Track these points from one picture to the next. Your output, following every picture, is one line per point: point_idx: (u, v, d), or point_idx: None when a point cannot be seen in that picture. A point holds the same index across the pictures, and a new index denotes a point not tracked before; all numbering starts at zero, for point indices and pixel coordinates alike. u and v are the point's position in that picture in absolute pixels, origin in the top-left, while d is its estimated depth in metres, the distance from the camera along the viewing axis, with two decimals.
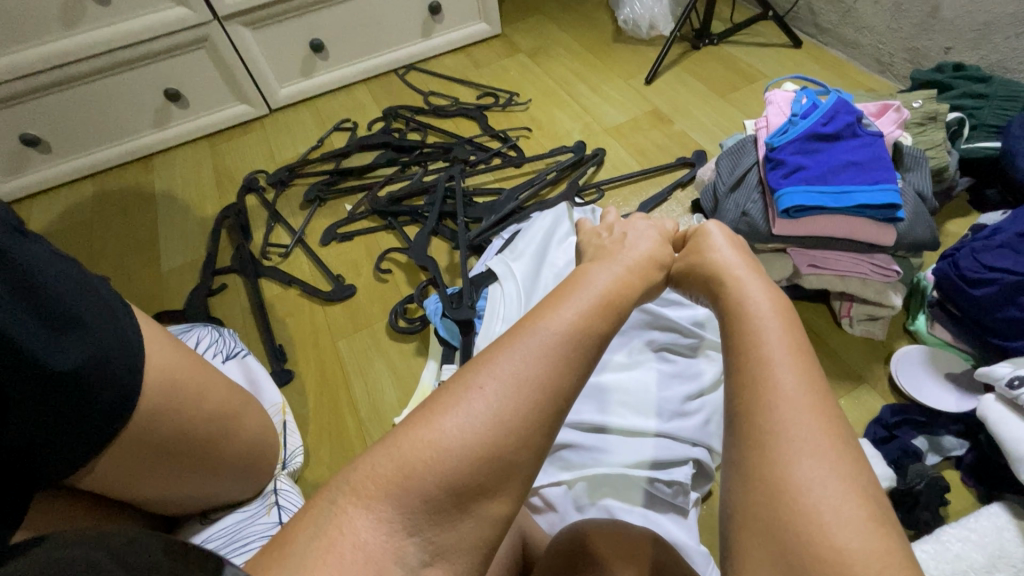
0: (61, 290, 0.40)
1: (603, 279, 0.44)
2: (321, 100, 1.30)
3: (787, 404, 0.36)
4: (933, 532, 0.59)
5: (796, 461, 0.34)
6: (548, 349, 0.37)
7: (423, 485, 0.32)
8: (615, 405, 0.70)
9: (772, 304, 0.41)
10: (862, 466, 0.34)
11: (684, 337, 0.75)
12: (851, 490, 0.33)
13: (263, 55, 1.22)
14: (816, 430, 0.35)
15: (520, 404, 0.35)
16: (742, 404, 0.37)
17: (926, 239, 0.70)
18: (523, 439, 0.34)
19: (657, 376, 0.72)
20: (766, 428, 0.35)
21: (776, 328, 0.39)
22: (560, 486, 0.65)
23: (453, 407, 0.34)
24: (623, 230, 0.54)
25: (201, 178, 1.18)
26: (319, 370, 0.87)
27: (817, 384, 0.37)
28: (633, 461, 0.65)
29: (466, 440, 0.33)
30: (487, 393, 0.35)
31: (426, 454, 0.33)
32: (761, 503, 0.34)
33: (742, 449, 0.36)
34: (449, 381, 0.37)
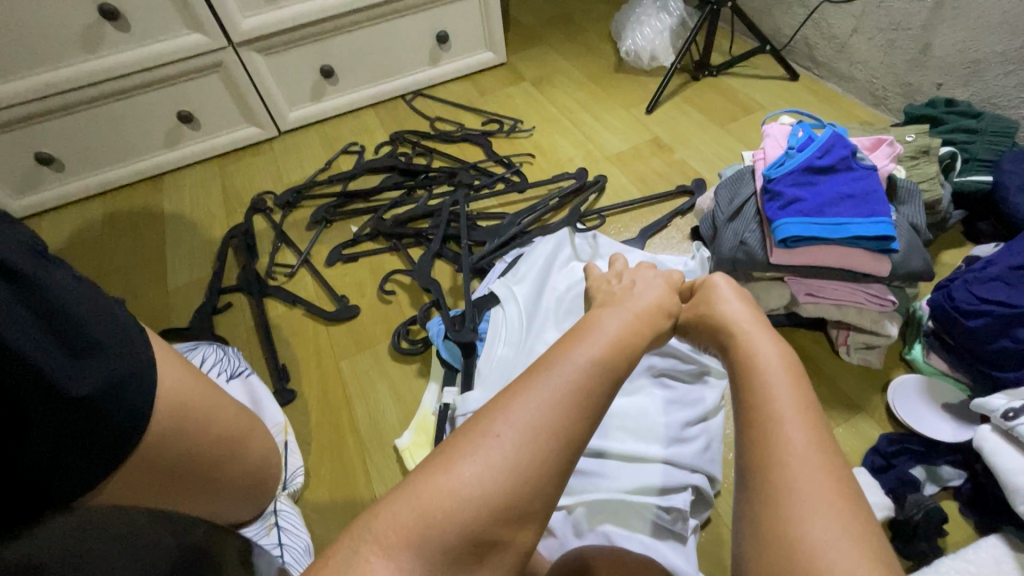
0: (82, 314, 0.41)
1: (614, 324, 0.45)
2: (330, 123, 1.34)
3: (798, 462, 0.37)
4: (932, 563, 0.59)
5: (810, 521, 0.35)
6: (563, 398, 0.38)
7: (443, 534, 0.34)
8: (615, 430, 0.71)
9: (781, 359, 0.43)
10: (869, 519, 0.35)
11: (685, 363, 0.76)
12: (864, 551, 0.33)
13: (275, 79, 1.25)
14: (826, 488, 0.36)
15: (535, 453, 0.36)
16: (753, 459, 0.39)
17: (922, 270, 0.71)
18: (538, 488, 0.36)
19: (658, 402, 0.73)
20: (778, 484, 0.36)
21: (785, 383, 0.41)
22: (560, 511, 0.65)
23: (470, 454, 0.35)
24: (632, 278, 0.56)
25: (210, 198, 1.21)
26: (321, 388, 0.88)
27: (826, 441, 0.38)
28: (637, 488, 0.66)
29: (484, 490, 0.34)
30: (506, 441, 0.36)
31: (445, 503, 0.34)
32: (772, 559, 0.35)
33: (755, 506, 0.37)
34: (464, 426, 0.38)
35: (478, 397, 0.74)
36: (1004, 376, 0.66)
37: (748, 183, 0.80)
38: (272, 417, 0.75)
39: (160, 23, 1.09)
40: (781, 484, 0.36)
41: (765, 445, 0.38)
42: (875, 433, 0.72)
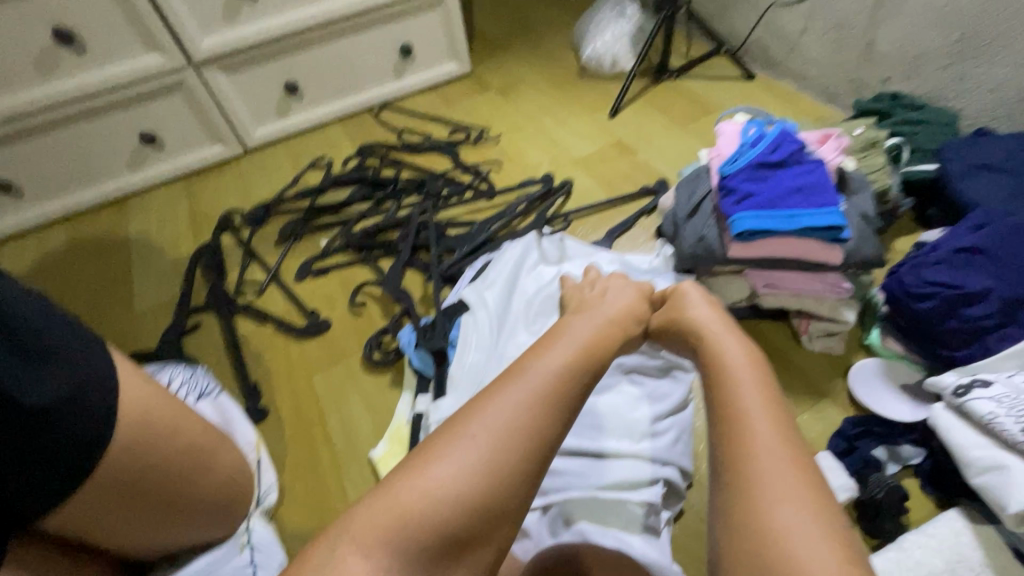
0: (39, 326, 0.41)
1: (585, 330, 0.46)
2: (296, 139, 1.33)
3: (765, 451, 0.38)
4: (896, 540, 0.61)
5: (778, 507, 0.35)
6: (536, 401, 0.38)
7: (419, 533, 0.34)
8: (588, 430, 0.71)
9: (747, 358, 0.44)
10: (832, 505, 0.36)
11: (652, 359, 0.77)
12: (830, 534, 0.34)
13: (238, 97, 1.24)
14: (792, 476, 0.36)
15: (509, 455, 0.36)
16: (722, 451, 0.39)
17: (873, 257, 0.74)
18: (512, 490, 0.36)
19: (626, 400, 0.74)
20: (746, 473, 0.37)
21: (751, 380, 0.42)
22: (536, 512, 0.66)
23: (445, 456, 0.36)
24: (604, 285, 0.57)
25: (176, 218, 1.19)
26: (294, 404, 0.87)
27: (791, 433, 0.39)
28: (609, 484, 0.66)
29: (459, 490, 0.35)
30: (479, 441, 0.36)
31: (421, 503, 0.34)
32: (743, 546, 0.35)
33: (726, 497, 0.38)
34: (440, 430, 0.38)
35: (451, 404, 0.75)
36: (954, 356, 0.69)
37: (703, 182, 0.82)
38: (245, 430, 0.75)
39: (118, 44, 1.09)
40: (747, 472, 0.37)
41: (731, 436, 0.39)
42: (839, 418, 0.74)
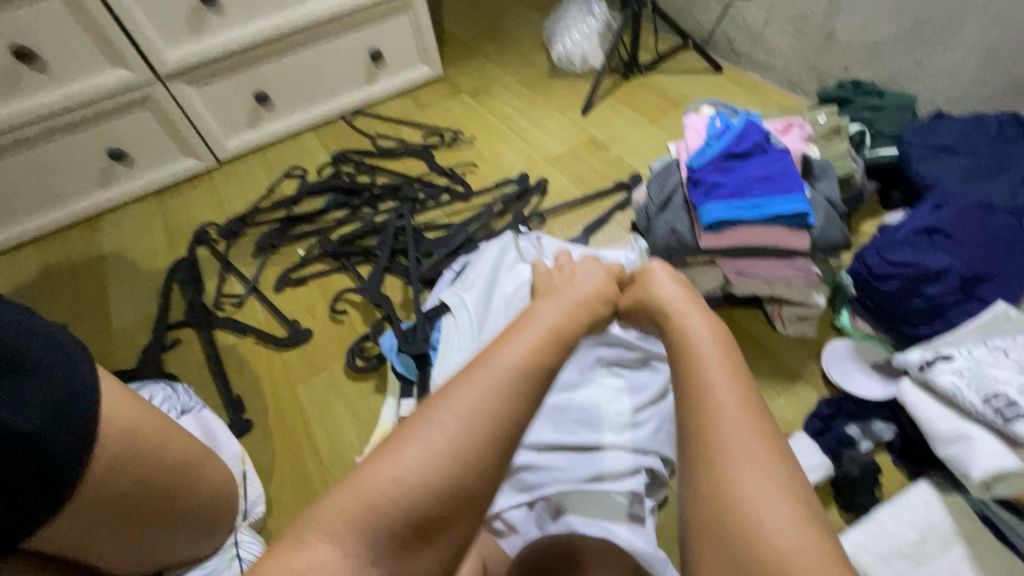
0: (15, 352, 0.41)
1: (552, 313, 0.47)
2: (270, 149, 1.32)
3: (727, 420, 0.38)
4: (869, 514, 0.63)
5: (738, 474, 0.36)
6: (503, 385, 0.39)
7: (388, 517, 0.35)
8: (569, 423, 0.72)
9: (710, 332, 0.45)
10: (793, 468, 0.37)
11: (631, 351, 0.78)
12: (787, 498, 0.35)
13: (208, 109, 1.23)
14: (753, 443, 0.37)
15: (476, 439, 0.37)
16: (686, 424, 0.40)
17: (838, 241, 0.77)
18: (481, 473, 0.37)
19: (606, 392, 0.75)
20: (709, 443, 0.38)
21: (714, 353, 0.43)
22: (521, 509, 0.67)
23: (412, 442, 0.36)
24: (573, 270, 0.58)
25: (150, 235, 1.18)
26: (278, 414, 0.87)
27: (754, 402, 0.40)
28: (592, 476, 0.68)
29: (426, 474, 0.36)
30: (446, 427, 0.37)
31: (389, 488, 0.35)
32: (707, 512, 0.36)
33: (692, 468, 0.38)
34: (408, 418, 0.39)
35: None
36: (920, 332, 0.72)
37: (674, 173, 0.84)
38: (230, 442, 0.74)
39: (83, 60, 1.07)
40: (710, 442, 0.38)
41: (694, 408, 0.40)
42: (815, 399, 0.76)
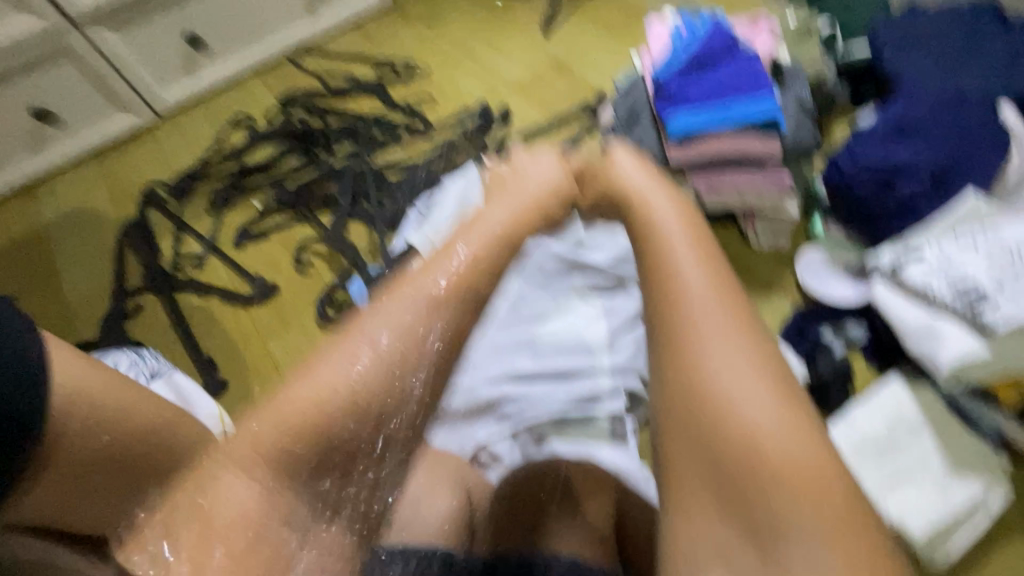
0: None
1: (493, 222, 0.44)
2: (213, 98, 1.23)
3: (697, 308, 0.34)
4: (843, 412, 0.67)
5: (712, 368, 0.32)
6: (412, 313, 0.41)
7: (302, 442, 0.37)
8: (543, 351, 0.75)
9: (676, 217, 0.40)
10: (779, 365, 0.32)
11: (605, 277, 0.78)
12: (768, 388, 0.31)
13: (136, 57, 1.12)
14: (726, 330, 0.33)
15: (383, 362, 0.40)
16: (654, 318, 0.36)
17: (808, 146, 0.76)
18: (389, 391, 0.40)
19: (580, 319, 0.76)
20: (679, 336, 0.34)
21: (682, 241, 0.38)
22: (507, 441, 0.67)
23: (322, 365, 0.39)
24: (514, 160, 0.50)
25: (96, 198, 1.11)
26: (255, 371, 0.86)
27: (728, 289, 0.35)
28: (566, 405, 0.70)
29: (337, 395, 0.38)
30: (374, 335, 0.40)
31: (304, 412, 0.37)
32: (680, 411, 0.32)
33: (661, 364, 0.34)
34: (325, 341, 0.41)
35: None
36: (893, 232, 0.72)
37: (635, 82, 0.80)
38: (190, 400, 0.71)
39: None
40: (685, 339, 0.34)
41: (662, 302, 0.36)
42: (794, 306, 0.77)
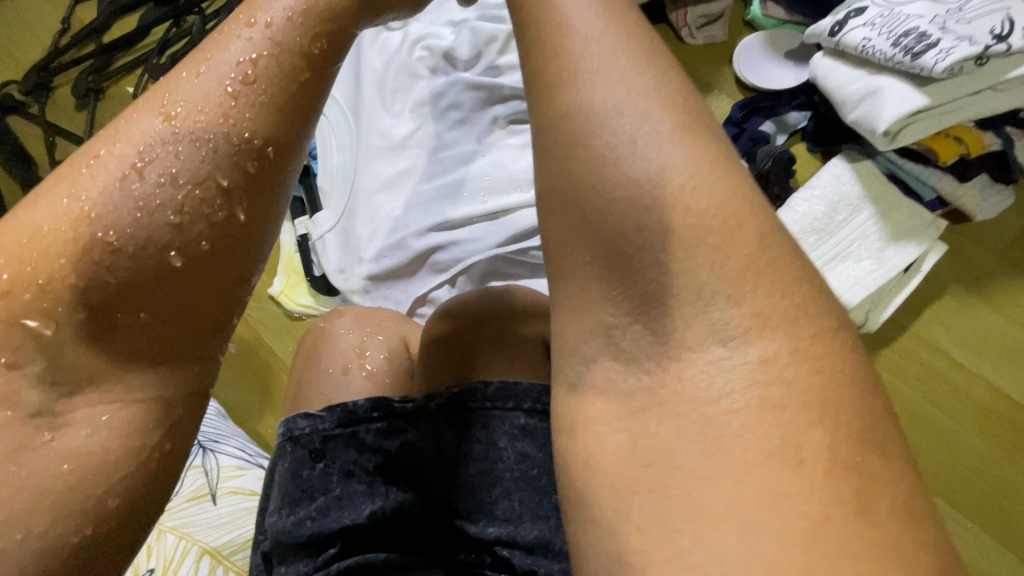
0: (204, 282, 0.60)
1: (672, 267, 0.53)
2: (404, 85, 1.72)
3: (804, 385, 0.48)
4: (920, 261, 1.51)
5: (801, 436, 0.47)
6: (599, 341, 0.55)
7: (466, 331, 1.09)
8: (870, 111, 1.40)
9: (789, 298, 0.51)
10: (843, 459, 0.46)
11: (899, 92, 1.36)
12: (835, 461, 0.46)
13: (369, 73, 1.74)
14: (818, 408, 0.47)
15: (588, 384, 0.55)
16: (767, 383, 0.49)
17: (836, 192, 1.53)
18: (591, 402, 0.54)
19: (886, 91, 1.37)
20: (783, 405, 0.48)
21: (794, 324, 0.50)
22: (458, 277, 1.57)
23: (571, 366, 0.56)
24: (665, 180, 0.54)
25: (332, 175, 1.71)
26: (443, 336, 1.11)
27: (825, 381, 0.49)
28: (907, 108, 1.34)
29: (570, 388, 0.56)
30: (591, 360, 0.55)
31: (472, 318, 1.10)
32: (769, 461, 0.46)
33: (761, 416, 0.48)
34: (560, 332, 0.58)
35: (530, 276, 1.56)
36: (858, 361, 0.51)
37: (858, 41, 1.41)
38: (376, 276, 1.61)
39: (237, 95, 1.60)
40: (817, 382, 0.48)
41: (809, 350, 0.50)
42: (942, 301, 1.53)
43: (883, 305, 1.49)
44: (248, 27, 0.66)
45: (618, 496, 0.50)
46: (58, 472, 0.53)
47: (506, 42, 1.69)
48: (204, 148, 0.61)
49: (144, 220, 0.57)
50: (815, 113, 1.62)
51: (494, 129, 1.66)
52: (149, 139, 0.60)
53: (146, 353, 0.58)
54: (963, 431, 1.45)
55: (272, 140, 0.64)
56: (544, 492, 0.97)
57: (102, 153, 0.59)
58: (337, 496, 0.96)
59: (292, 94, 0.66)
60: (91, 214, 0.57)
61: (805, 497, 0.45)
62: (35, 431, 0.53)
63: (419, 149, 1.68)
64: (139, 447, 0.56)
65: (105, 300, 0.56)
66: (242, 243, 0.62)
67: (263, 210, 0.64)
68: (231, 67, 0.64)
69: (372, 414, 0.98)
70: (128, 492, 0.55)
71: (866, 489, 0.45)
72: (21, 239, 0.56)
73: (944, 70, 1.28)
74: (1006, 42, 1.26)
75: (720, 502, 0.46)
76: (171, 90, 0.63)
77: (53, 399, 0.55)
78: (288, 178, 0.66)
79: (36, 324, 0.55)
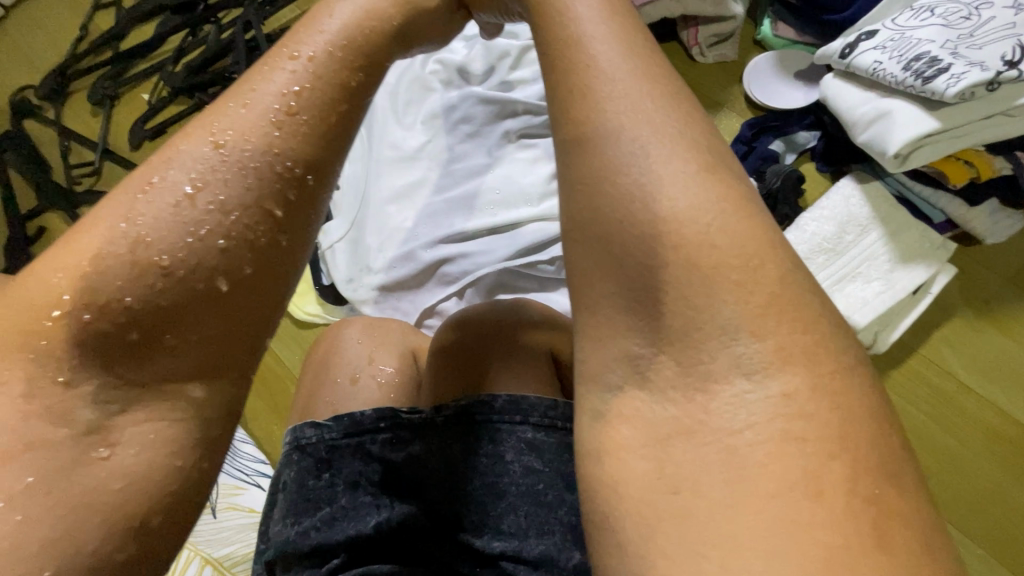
0: (246, 304, 0.63)
1: (695, 299, 0.55)
2: (417, 98, 1.77)
3: (823, 418, 0.50)
4: (930, 285, 1.52)
5: (822, 468, 0.48)
6: (624, 371, 0.58)
7: (476, 344, 1.11)
8: (881, 134, 1.42)
9: (806, 331, 0.53)
10: (861, 492, 0.47)
11: (911, 116, 1.38)
12: (855, 493, 0.47)
13: (384, 87, 1.79)
14: (837, 441, 0.49)
15: (613, 412, 0.57)
16: (789, 417, 0.50)
17: (847, 213, 1.54)
18: (616, 430, 0.56)
19: (897, 114, 1.40)
20: (804, 438, 0.49)
21: (811, 356, 0.52)
22: (466, 290, 1.59)
23: (598, 394, 0.59)
24: (686, 213, 0.56)
25: (348, 187, 1.74)
26: (452, 350, 1.12)
27: (842, 414, 0.50)
28: (918, 131, 1.36)
29: (595, 417, 0.58)
30: (615, 388, 0.58)
31: (481, 331, 1.12)
32: (792, 493, 0.48)
33: (783, 449, 0.49)
34: (587, 361, 0.61)
35: (539, 288, 1.58)
36: (872, 393, 0.53)
37: (870, 63, 1.44)
38: (386, 286, 1.63)
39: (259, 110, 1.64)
40: (835, 417, 0.50)
41: (827, 385, 0.51)
42: (951, 325, 1.54)
43: (893, 326, 1.50)
44: (292, 60, 0.71)
45: (643, 522, 0.51)
46: (109, 490, 0.55)
47: (519, 58, 1.74)
48: (251, 175, 0.64)
49: (195, 244, 0.60)
50: (826, 133, 1.64)
51: (505, 142, 1.70)
52: (199, 166, 0.63)
53: (192, 371, 0.60)
54: (973, 456, 1.45)
55: (312, 167, 0.67)
56: (550, 507, 0.96)
57: (155, 180, 0.63)
58: (343, 506, 0.98)
59: (332, 124, 0.69)
60: (146, 239, 0.60)
61: (825, 526, 0.46)
62: (87, 448, 0.56)
63: (430, 161, 1.71)
64: (183, 465, 0.59)
65: (155, 321, 0.59)
66: (281, 266, 0.65)
67: (300, 235, 0.67)
68: (275, 98, 0.67)
69: (378, 425, 0.99)
70: (171, 507, 0.57)
71: (886, 520, 0.47)
72: (80, 262, 0.59)
73: (955, 95, 1.30)
74: (1017, 69, 1.27)
75: (742, 529, 0.47)
76: (219, 119, 0.66)
77: (104, 416, 0.57)
78: (325, 203, 0.70)
79: (92, 345, 0.57)
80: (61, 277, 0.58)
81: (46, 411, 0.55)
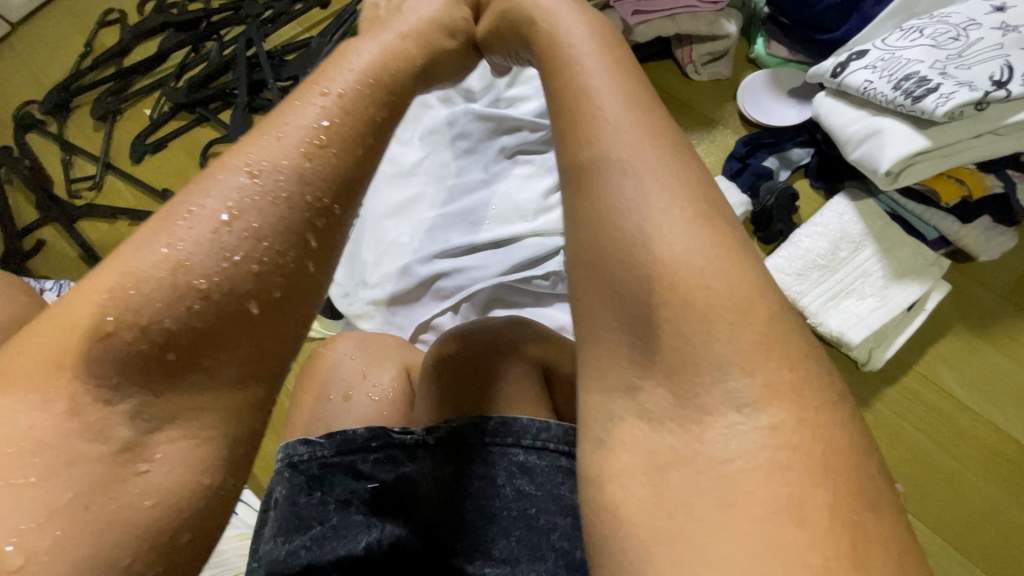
0: (274, 326, 0.66)
1: (689, 326, 0.58)
2: (417, 114, 1.81)
3: (811, 445, 0.53)
4: (924, 301, 1.55)
5: (809, 493, 0.50)
6: (621, 396, 0.60)
7: (472, 360, 1.13)
8: (873, 151, 1.45)
9: (793, 361, 0.56)
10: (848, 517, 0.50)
11: (901, 134, 1.42)
12: (839, 518, 0.49)
13: None
14: (823, 467, 0.52)
15: (611, 438, 0.59)
16: (780, 443, 0.53)
17: (844, 229, 1.57)
18: (615, 456, 0.59)
19: (887, 133, 1.44)
20: (793, 464, 0.52)
21: (799, 383, 0.55)
22: (461, 304, 1.62)
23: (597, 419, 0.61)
24: (685, 244, 0.60)
25: None
26: (447, 366, 1.13)
27: (827, 441, 0.53)
28: (908, 149, 1.40)
29: (595, 443, 0.60)
30: (612, 415, 0.60)
31: (476, 348, 1.14)
32: (782, 517, 0.50)
33: (775, 474, 0.52)
34: (591, 385, 0.63)
35: (533, 303, 1.61)
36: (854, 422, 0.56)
37: (860, 82, 1.49)
38: (382, 300, 1.65)
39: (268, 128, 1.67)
40: (821, 446, 0.53)
41: (812, 413, 0.54)
42: (940, 343, 1.57)
43: (888, 342, 1.53)
44: (322, 96, 0.74)
45: (641, 545, 0.53)
46: (141, 507, 0.56)
47: (516, 76, 1.80)
48: (283, 204, 0.67)
49: (232, 269, 0.63)
50: (819, 151, 1.68)
51: (500, 159, 1.73)
52: (235, 195, 0.66)
53: (222, 391, 0.63)
54: (960, 476, 1.47)
55: (338, 197, 0.71)
56: (543, 532, 0.97)
57: (194, 208, 0.65)
58: (334, 525, 0.99)
59: (358, 157, 0.73)
60: (186, 263, 0.62)
61: (816, 549, 0.48)
62: (125, 465, 0.57)
63: (427, 176, 1.75)
64: (209, 483, 0.60)
65: (191, 342, 0.61)
66: (307, 290, 0.68)
67: (326, 261, 0.70)
68: (307, 132, 0.71)
69: (370, 443, 1.02)
70: (196, 525, 0.59)
71: (873, 544, 0.49)
72: (124, 284, 0.61)
73: (944, 114, 1.33)
74: (1005, 88, 1.31)
75: (738, 553, 0.49)
76: (252, 150, 0.69)
77: (140, 434, 0.59)
78: (349, 231, 0.73)
79: (131, 366, 0.59)
80: (102, 299, 0.60)
81: (86, 428, 0.57)
